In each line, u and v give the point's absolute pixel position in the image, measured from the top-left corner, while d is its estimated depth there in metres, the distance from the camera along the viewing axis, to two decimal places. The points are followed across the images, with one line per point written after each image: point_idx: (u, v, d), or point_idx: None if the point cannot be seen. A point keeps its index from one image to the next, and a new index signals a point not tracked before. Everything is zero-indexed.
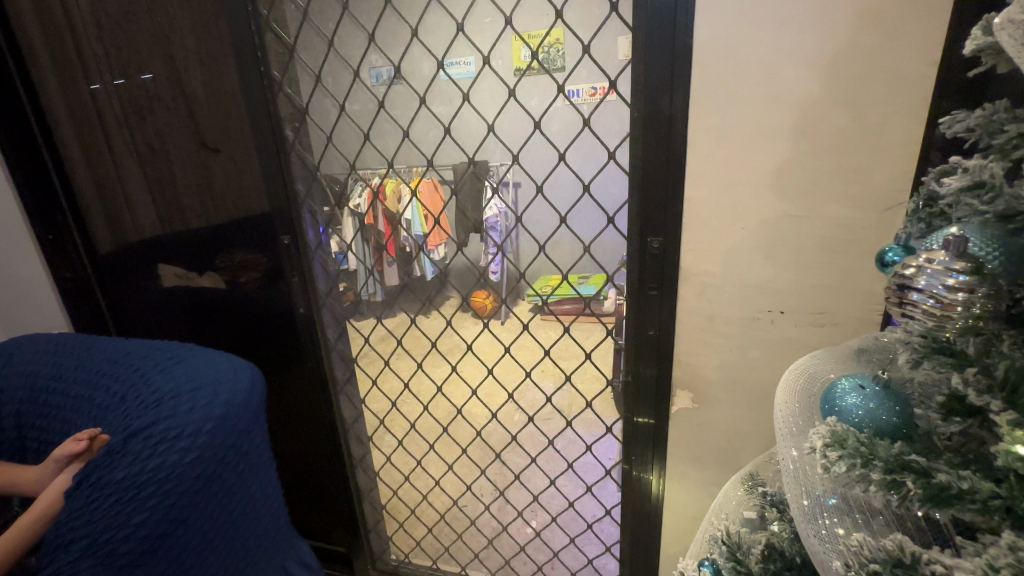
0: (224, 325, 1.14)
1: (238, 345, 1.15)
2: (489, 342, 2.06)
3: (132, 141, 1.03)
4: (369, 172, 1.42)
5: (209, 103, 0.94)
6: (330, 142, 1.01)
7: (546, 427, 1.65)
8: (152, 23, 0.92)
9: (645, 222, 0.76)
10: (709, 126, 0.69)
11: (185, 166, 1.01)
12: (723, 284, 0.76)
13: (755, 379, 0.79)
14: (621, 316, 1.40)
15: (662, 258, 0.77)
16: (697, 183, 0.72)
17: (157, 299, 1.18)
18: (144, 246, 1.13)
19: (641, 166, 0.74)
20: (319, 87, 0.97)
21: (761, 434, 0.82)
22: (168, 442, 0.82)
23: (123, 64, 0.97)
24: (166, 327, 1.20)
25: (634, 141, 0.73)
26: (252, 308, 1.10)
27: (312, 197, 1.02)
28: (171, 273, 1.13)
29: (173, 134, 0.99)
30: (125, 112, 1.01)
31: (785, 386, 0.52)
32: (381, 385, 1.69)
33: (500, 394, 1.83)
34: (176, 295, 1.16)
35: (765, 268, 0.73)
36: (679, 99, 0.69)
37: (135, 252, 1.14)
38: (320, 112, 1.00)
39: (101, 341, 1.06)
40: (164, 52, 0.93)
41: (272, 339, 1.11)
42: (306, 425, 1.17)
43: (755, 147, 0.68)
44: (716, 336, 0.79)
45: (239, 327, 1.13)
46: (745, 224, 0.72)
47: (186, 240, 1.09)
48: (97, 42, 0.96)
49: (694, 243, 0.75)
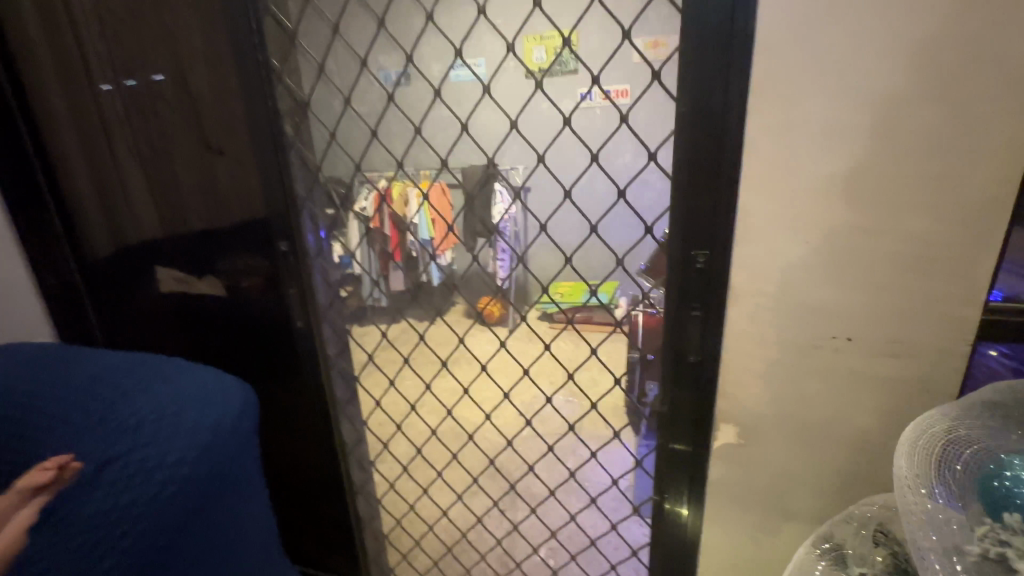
0: (223, 339, 1.05)
1: (236, 362, 1.05)
2: (502, 358, 1.96)
3: (131, 140, 0.94)
4: (376, 174, 1.34)
5: (212, 101, 0.86)
6: (334, 141, 0.92)
7: (565, 454, 1.55)
8: (157, 16, 0.83)
9: (689, 233, 0.67)
10: (769, 124, 0.59)
11: (188, 169, 0.93)
12: (780, 306, 0.66)
13: (813, 415, 0.69)
14: (640, 331, 1.29)
15: (707, 275, 0.68)
16: (754, 190, 0.62)
17: (154, 309, 1.09)
18: (144, 253, 1.04)
19: (687, 171, 0.65)
20: (323, 80, 0.89)
21: (815, 476, 0.72)
22: (145, 473, 0.74)
23: (123, 60, 0.88)
24: (162, 339, 1.12)
25: (679, 142, 0.64)
26: (252, 322, 1.00)
27: (313, 199, 0.93)
28: (170, 281, 1.04)
29: (175, 133, 0.91)
30: (126, 112, 0.92)
31: (908, 455, 0.56)
32: (389, 402, 1.58)
33: (512, 417, 1.72)
34: (173, 304, 1.07)
35: (830, 290, 0.63)
36: (735, 91, 0.60)
37: (133, 259, 1.06)
38: (323, 107, 0.92)
39: (89, 356, 0.97)
40: (170, 50, 0.85)
41: (272, 357, 1.01)
42: (300, 450, 1.06)
43: (825, 149, 0.58)
44: (768, 365, 0.69)
45: (240, 343, 1.03)
46: (809, 238, 0.62)
47: (189, 248, 1.00)
48: (99, 38, 0.88)
49: (747, 258, 0.65)
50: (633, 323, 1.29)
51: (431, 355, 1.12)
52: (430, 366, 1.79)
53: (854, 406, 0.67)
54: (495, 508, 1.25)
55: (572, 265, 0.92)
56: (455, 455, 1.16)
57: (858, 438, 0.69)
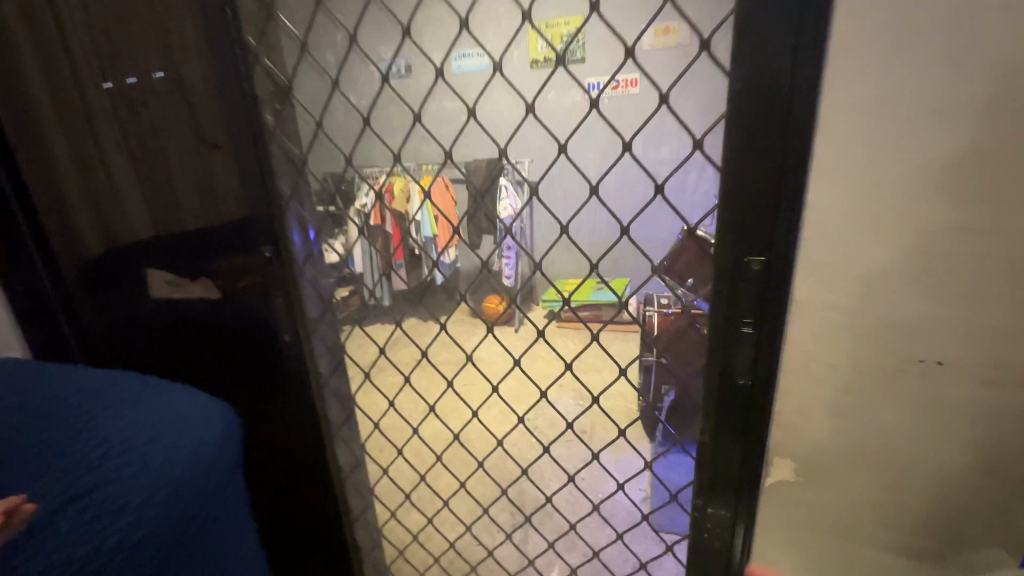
0: (220, 366, 0.91)
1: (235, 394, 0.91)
2: (513, 376, 1.85)
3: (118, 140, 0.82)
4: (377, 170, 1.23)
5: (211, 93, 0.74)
6: (320, 131, 0.80)
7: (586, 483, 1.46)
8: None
9: (743, 233, 0.57)
10: (849, 102, 0.48)
11: (179, 171, 0.80)
12: (855, 323, 0.54)
13: (888, 451, 0.58)
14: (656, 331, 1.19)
15: (763, 285, 0.58)
16: (828, 182, 0.51)
17: (142, 332, 0.95)
18: (125, 260, 0.91)
19: (744, 161, 0.55)
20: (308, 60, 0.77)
21: (888, 523, 0.61)
22: (107, 518, 0.63)
23: (110, 50, 0.76)
24: (143, 357, 0.97)
25: (734, 124, 0.54)
26: (253, 346, 0.87)
27: (300, 199, 0.82)
28: (161, 288, 0.90)
29: (167, 129, 0.78)
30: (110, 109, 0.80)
31: None
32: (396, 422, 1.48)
33: (529, 442, 1.62)
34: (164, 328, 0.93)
35: (918, 304, 0.52)
36: (805, 62, 0.49)
37: (111, 267, 0.92)
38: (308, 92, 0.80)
39: (67, 384, 0.83)
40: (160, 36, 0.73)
41: (274, 385, 0.89)
42: (295, 481, 0.96)
43: (920, 131, 0.47)
44: (836, 392, 0.58)
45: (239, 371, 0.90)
46: (896, 240, 0.51)
47: (183, 263, 0.87)
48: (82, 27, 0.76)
49: (816, 266, 0.54)
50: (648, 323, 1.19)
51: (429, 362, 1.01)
52: (438, 383, 1.69)
53: (940, 440, 0.56)
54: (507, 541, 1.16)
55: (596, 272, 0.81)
56: (461, 483, 1.05)
57: (943, 480, 0.58)
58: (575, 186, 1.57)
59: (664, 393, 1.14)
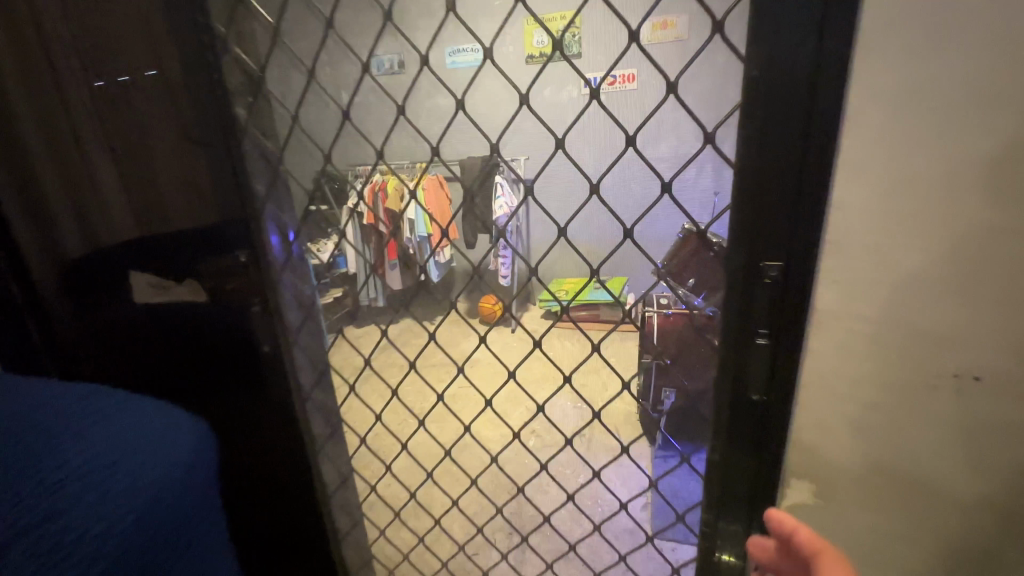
0: (194, 384, 0.83)
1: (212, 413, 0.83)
2: (507, 389, 1.78)
3: (89, 126, 0.73)
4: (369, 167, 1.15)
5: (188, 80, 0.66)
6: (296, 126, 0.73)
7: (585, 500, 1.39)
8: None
9: (759, 234, 0.52)
10: (880, 90, 0.43)
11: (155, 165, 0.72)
12: (883, 334, 0.50)
13: (917, 473, 0.53)
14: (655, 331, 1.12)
15: (781, 291, 0.53)
16: (856, 178, 0.46)
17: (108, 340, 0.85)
18: (98, 265, 0.81)
19: (759, 157, 0.50)
20: (281, 49, 0.69)
21: (915, 551, 0.56)
22: (61, 551, 0.55)
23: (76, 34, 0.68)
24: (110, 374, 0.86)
25: (750, 117, 0.49)
26: (233, 358, 0.81)
27: (277, 200, 0.75)
28: (145, 293, 0.81)
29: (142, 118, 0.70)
30: (88, 92, 0.71)
31: None
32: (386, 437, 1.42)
33: (524, 460, 1.55)
34: (134, 338, 0.84)
35: (954, 315, 0.47)
36: (829, 47, 0.44)
37: (81, 274, 0.82)
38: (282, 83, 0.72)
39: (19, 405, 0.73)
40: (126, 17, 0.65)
41: (255, 399, 0.83)
42: (274, 501, 0.89)
43: (962, 122, 0.42)
44: (861, 409, 0.53)
45: (216, 388, 0.82)
46: (931, 243, 0.46)
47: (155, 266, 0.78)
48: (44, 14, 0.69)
49: (841, 272, 0.49)
50: (648, 326, 1.13)
51: (418, 371, 0.95)
52: (430, 395, 1.62)
53: (975, 463, 0.51)
54: (503, 559, 1.10)
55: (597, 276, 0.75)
56: (454, 501, 0.99)
57: (976, 506, 0.53)
58: (571, 186, 1.51)
59: (664, 395, 1.03)
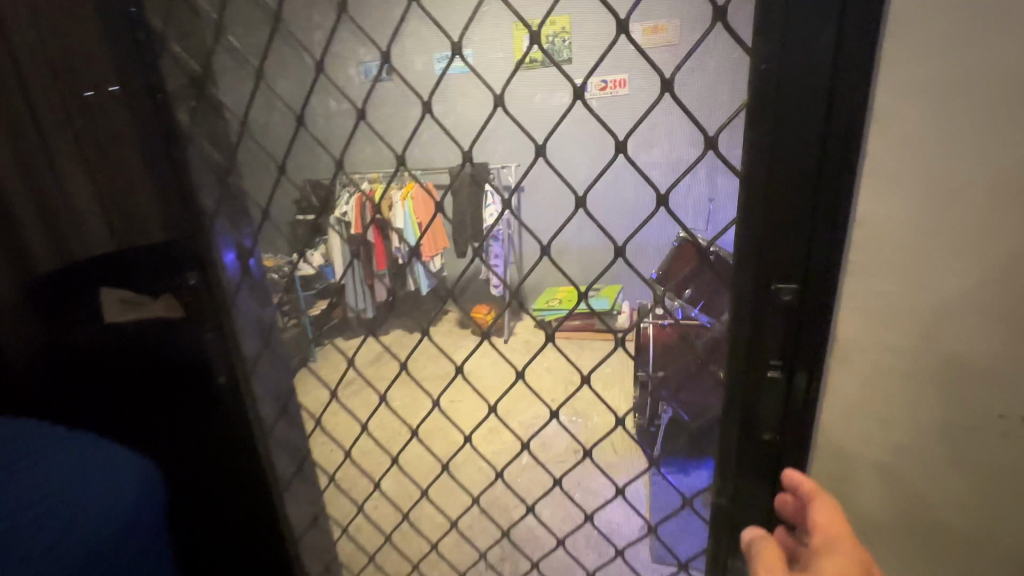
0: (156, 418, 0.74)
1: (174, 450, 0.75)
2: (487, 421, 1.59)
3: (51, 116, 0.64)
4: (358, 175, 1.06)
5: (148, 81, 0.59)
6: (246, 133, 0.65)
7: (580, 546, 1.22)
8: None
9: (771, 255, 0.45)
10: (908, 93, 0.37)
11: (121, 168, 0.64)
12: (913, 369, 0.43)
13: (952, 525, 0.47)
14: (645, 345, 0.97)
15: (797, 320, 0.46)
16: (883, 190, 0.40)
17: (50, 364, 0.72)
18: (68, 282, 0.70)
19: (769, 167, 0.43)
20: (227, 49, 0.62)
21: None
22: None
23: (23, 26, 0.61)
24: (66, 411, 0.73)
25: (757, 121, 0.42)
26: (192, 389, 0.73)
27: (226, 215, 0.67)
28: (112, 309, 0.70)
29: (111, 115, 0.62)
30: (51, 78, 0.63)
31: None
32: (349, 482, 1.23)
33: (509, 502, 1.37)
34: (84, 361, 0.72)
35: (994, 349, 0.41)
36: (848, 43, 0.38)
37: (47, 290, 0.70)
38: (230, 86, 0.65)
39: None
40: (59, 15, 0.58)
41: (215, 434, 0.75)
42: (235, 546, 0.81)
43: (1003, 129, 0.36)
44: (888, 453, 0.46)
45: (175, 423, 0.74)
46: (972, 263, 0.40)
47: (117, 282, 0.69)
48: None
49: (864, 299, 0.43)
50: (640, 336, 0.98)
51: (384, 404, 0.81)
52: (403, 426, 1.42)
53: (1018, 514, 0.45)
54: None
55: (586, 298, 0.67)
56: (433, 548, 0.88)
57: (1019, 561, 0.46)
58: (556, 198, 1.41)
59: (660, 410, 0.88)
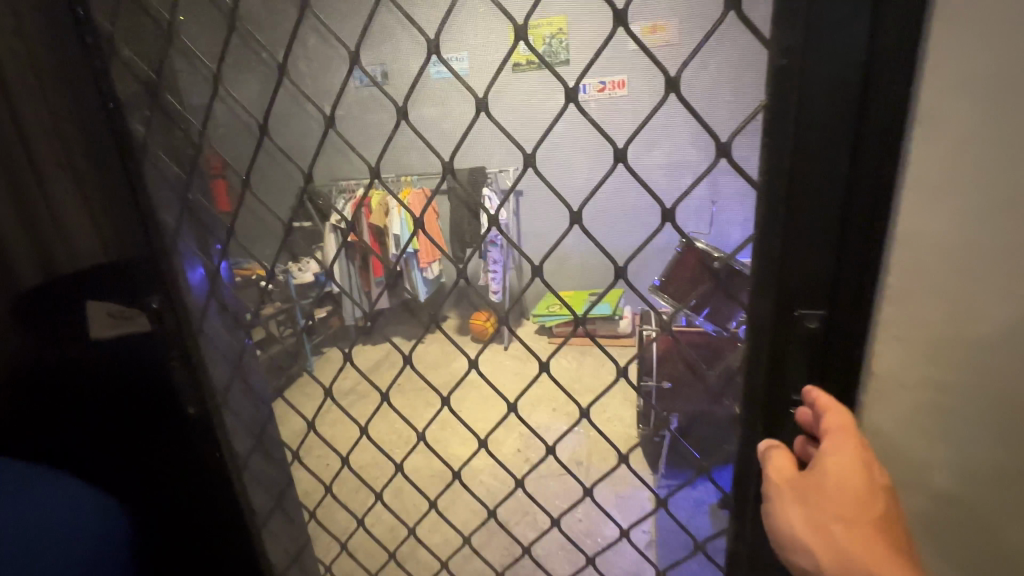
0: (126, 460, 0.65)
1: (150, 491, 0.68)
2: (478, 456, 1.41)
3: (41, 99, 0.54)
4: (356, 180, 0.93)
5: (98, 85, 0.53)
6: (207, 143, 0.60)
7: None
8: None
9: (787, 279, 0.40)
10: (958, 99, 0.32)
11: (97, 178, 0.57)
12: (959, 409, 0.38)
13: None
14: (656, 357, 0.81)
15: (823, 350, 0.41)
16: (927, 206, 0.35)
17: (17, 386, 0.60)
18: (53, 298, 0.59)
19: (787, 180, 0.38)
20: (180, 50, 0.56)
21: None
22: None
23: None
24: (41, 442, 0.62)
25: (775, 129, 0.37)
26: (163, 427, 0.66)
27: (187, 233, 0.62)
28: (100, 327, 0.60)
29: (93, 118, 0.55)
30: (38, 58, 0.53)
31: None
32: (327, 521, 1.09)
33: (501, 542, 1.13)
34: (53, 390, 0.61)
35: None
36: (886, 40, 0.33)
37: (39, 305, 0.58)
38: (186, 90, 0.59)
39: None
40: None
41: (183, 473, 0.69)
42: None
43: None
44: (930, 499, 0.41)
45: (145, 465, 0.67)
46: None
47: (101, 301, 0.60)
48: None
49: (904, 329, 0.38)
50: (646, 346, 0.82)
51: (368, 434, 0.74)
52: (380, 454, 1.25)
53: None
54: None
55: (584, 327, 0.61)
56: None
57: None
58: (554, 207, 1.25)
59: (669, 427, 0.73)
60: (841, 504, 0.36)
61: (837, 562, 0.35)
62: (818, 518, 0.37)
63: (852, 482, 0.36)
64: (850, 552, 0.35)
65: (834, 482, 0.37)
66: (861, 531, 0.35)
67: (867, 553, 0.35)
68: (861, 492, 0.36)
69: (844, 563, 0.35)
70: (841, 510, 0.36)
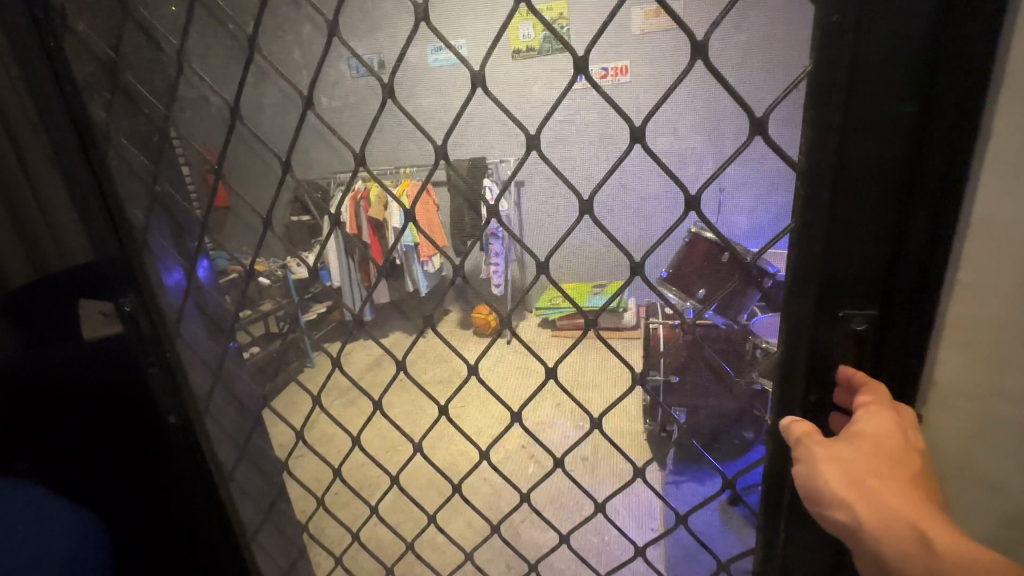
0: (119, 465, 0.62)
1: (147, 495, 0.65)
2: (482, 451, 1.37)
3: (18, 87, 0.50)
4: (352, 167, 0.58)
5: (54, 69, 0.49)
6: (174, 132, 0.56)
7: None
8: None
9: (828, 271, 0.36)
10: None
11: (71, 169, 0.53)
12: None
13: None
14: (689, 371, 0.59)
15: (867, 355, 0.37)
16: (1010, 187, 0.30)
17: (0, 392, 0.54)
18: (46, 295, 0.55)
19: (833, 163, 0.33)
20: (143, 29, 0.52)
21: None
22: None
23: None
24: (33, 451, 0.57)
25: (814, 105, 0.32)
26: (153, 429, 0.63)
27: (159, 230, 0.58)
28: (94, 325, 0.57)
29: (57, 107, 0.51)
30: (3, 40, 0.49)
31: None
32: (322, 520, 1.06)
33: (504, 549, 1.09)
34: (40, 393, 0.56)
35: None
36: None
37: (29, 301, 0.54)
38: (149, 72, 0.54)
39: None
40: None
41: (176, 478, 0.66)
42: None
43: None
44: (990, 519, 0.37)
45: (136, 469, 0.63)
46: None
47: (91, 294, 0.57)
48: None
49: (974, 332, 0.33)
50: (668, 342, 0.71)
51: (360, 442, 0.70)
52: (374, 466, 1.17)
53: None
54: None
55: (595, 329, 0.57)
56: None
57: None
58: None
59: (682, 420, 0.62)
60: (875, 459, 0.32)
61: (877, 518, 0.30)
62: (852, 473, 0.32)
63: (884, 440, 0.33)
64: (890, 505, 0.30)
65: (867, 440, 0.33)
66: (897, 485, 0.31)
67: (910, 509, 0.30)
68: (898, 454, 0.32)
69: (886, 519, 0.30)
70: (875, 465, 0.32)
